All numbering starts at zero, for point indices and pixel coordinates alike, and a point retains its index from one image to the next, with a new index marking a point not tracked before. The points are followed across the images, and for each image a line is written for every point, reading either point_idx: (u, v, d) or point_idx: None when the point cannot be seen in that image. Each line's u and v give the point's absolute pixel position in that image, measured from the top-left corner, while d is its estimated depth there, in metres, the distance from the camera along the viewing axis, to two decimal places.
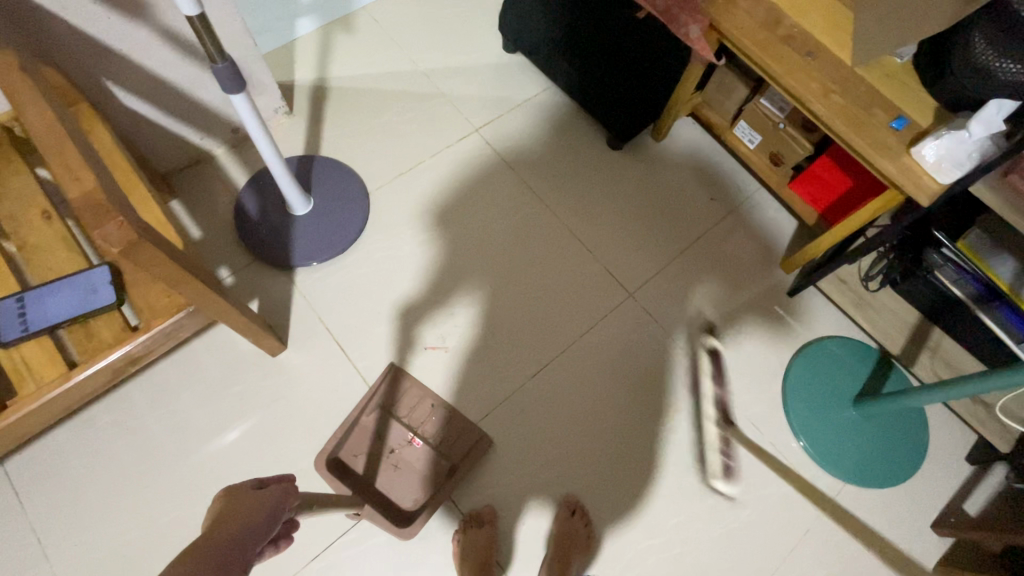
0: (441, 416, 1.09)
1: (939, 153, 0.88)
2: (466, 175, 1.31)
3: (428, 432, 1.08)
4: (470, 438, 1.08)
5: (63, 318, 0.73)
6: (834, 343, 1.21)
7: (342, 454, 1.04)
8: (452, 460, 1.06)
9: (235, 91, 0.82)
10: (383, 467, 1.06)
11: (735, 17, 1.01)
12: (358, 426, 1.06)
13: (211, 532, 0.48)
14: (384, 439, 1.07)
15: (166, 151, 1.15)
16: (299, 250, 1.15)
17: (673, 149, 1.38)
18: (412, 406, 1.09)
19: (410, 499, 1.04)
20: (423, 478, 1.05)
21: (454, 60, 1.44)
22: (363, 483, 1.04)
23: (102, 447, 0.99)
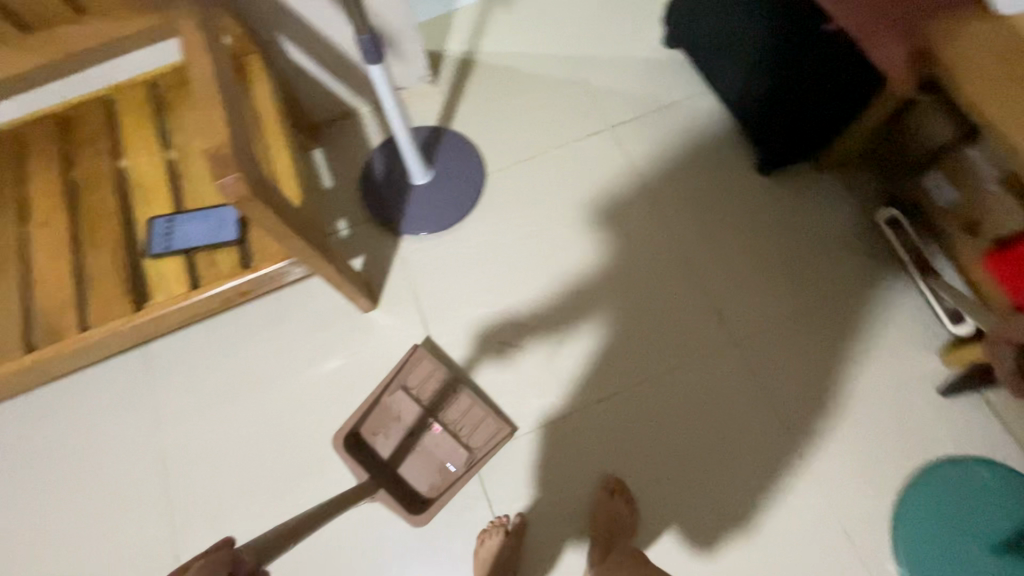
0: (464, 403, 1.07)
1: None
2: (587, 174, 1.25)
3: (450, 418, 1.07)
4: (492, 429, 1.06)
5: (196, 244, 0.84)
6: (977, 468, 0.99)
7: (363, 430, 1.06)
8: (472, 448, 1.05)
9: (374, 62, 0.85)
10: (401, 450, 1.06)
11: (959, 45, 0.79)
12: (381, 404, 1.06)
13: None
14: (404, 422, 1.06)
15: (319, 102, 1.25)
16: (410, 217, 1.20)
17: (838, 188, 1.18)
18: (433, 390, 1.08)
19: (426, 484, 1.05)
20: (440, 466, 1.05)
21: (606, 48, 1.35)
22: (381, 464, 1.05)
23: (212, 352, 1.13)
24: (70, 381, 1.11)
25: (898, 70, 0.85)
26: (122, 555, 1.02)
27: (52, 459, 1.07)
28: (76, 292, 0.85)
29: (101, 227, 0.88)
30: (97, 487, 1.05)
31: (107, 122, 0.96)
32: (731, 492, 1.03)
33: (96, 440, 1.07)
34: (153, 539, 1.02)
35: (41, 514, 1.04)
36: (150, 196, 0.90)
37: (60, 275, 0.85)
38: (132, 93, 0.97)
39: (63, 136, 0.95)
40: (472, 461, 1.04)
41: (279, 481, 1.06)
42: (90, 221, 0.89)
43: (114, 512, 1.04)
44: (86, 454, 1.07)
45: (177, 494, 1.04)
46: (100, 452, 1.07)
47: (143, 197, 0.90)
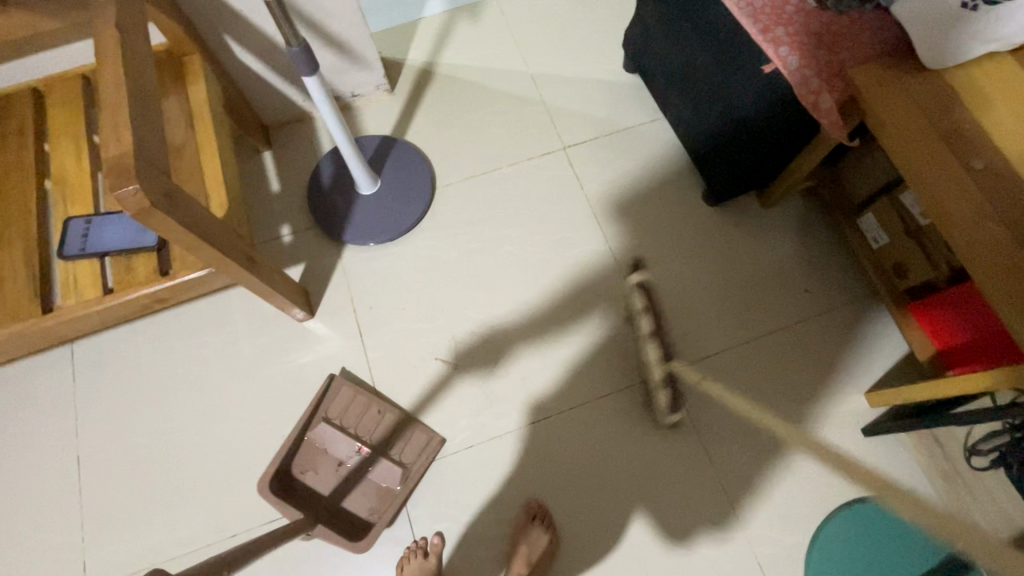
0: (390, 422, 1.05)
1: None
2: (538, 193, 1.24)
3: (378, 439, 1.05)
4: (422, 441, 1.05)
5: (112, 248, 0.82)
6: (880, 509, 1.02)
7: (291, 469, 1.03)
8: (405, 464, 1.04)
9: (308, 74, 0.84)
10: (334, 481, 1.04)
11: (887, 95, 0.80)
12: (307, 440, 1.04)
13: None
14: (332, 453, 1.04)
15: (271, 105, 1.23)
16: (354, 227, 1.19)
17: (781, 224, 1.21)
18: (357, 415, 1.05)
19: (366, 510, 1.03)
20: (376, 489, 1.04)
21: (567, 69, 1.36)
22: (316, 500, 1.03)
23: (140, 354, 1.10)
24: None
25: (828, 115, 0.85)
26: (28, 561, 0.98)
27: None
28: None
29: (16, 224, 0.85)
30: (8, 491, 1.02)
31: (33, 114, 0.93)
32: (656, 523, 1.02)
33: (13, 442, 1.04)
34: (60, 547, 0.99)
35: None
36: (71, 194, 0.87)
37: None
38: (63, 86, 0.94)
39: None
40: (407, 478, 1.03)
41: (198, 491, 1.03)
42: (4, 217, 0.86)
43: (24, 517, 1.00)
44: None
45: (91, 501, 1.01)
46: (15, 454, 1.03)
47: (64, 195, 0.87)
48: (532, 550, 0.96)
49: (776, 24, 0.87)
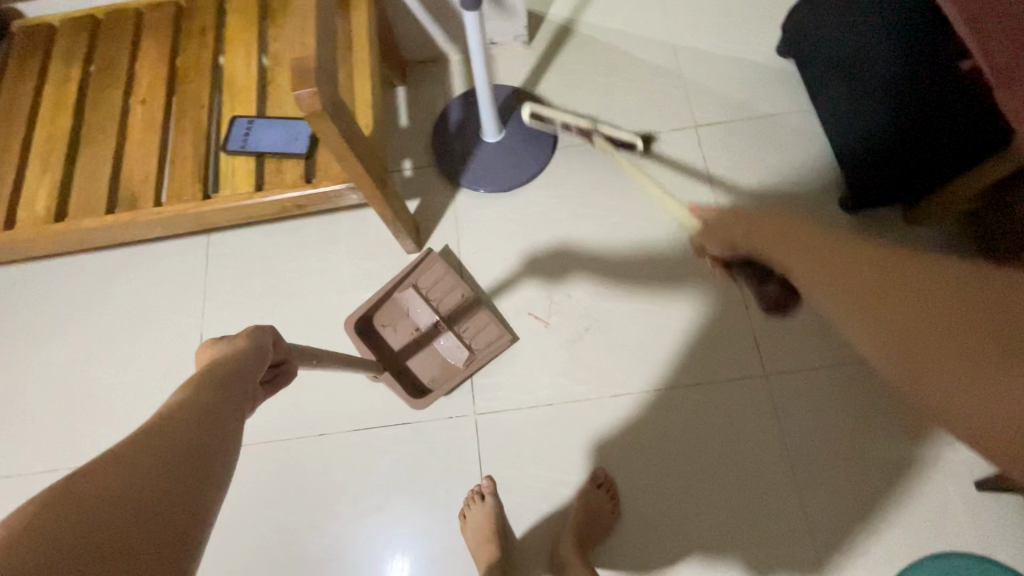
0: (469, 307, 1.11)
1: None
2: (659, 169, 1.20)
3: (453, 320, 1.10)
4: (494, 333, 1.09)
5: (269, 150, 0.89)
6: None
7: (374, 319, 1.11)
8: (473, 347, 1.09)
9: (471, 8, 0.85)
10: (408, 342, 1.11)
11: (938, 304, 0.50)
12: (392, 297, 1.11)
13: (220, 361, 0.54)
14: (412, 317, 1.10)
15: (414, 41, 1.26)
16: (471, 172, 1.21)
17: (925, 245, 1.10)
18: (442, 291, 1.11)
19: (429, 376, 1.10)
20: (442, 360, 1.10)
21: (714, 44, 1.28)
22: (387, 352, 1.11)
23: (265, 256, 1.20)
24: (137, 252, 1.20)
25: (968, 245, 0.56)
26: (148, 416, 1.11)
27: (105, 317, 1.16)
28: (157, 170, 0.91)
29: (190, 115, 0.94)
30: (137, 352, 1.14)
31: (215, 18, 1.01)
32: (725, 524, 0.99)
33: (148, 309, 1.17)
34: None
35: (84, 362, 1.14)
36: (239, 96, 0.95)
37: (147, 150, 0.92)
38: None
39: (175, 25, 1.02)
40: (471, 362, 1.08)
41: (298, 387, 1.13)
42: (182, 108, 0.95)
43: (146, 377, 1.13)
44: (139, 319, 1.16)
45: None
46: (147, 321, 1.16)
47: (232, 95, 0.95)
48: (596, 518, 0.97)
49: (988, 14, 0.76)
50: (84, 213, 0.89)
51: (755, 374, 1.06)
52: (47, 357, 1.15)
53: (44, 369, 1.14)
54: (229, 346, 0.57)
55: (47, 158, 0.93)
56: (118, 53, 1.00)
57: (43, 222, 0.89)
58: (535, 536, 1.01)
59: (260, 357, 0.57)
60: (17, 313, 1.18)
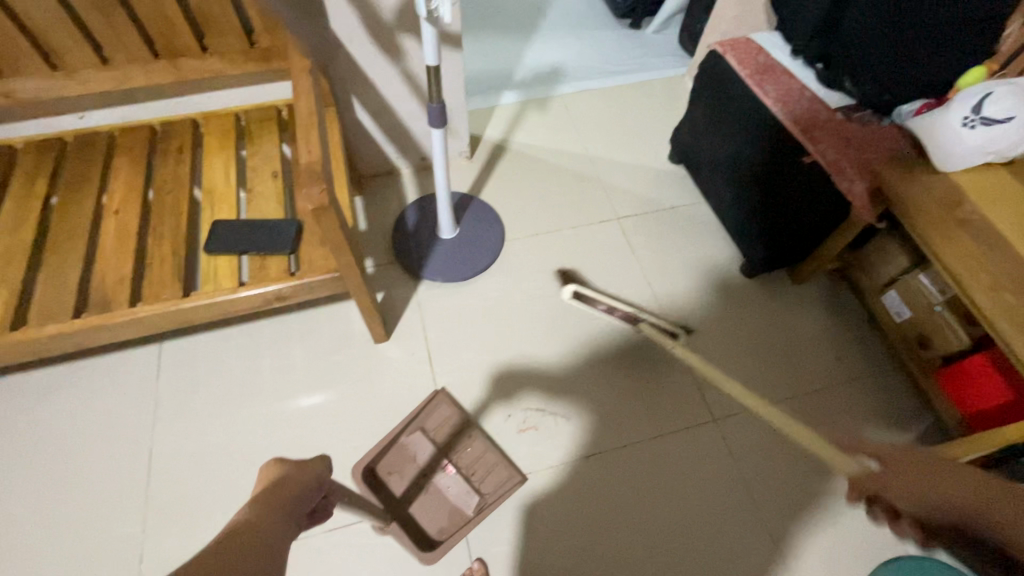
0: (478, 450, 1.13)
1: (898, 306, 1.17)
2: (593, 254, 1.40)
3: (465, 462, 1.12)
4: (502, 474, 1.11)
5: (252, 247, 0.95)
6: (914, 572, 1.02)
7: (379, 468, 1.11)
8: (481, 491, 1.10)
9: (437, 126, 1.04)
10: (415, 490, 1.10)
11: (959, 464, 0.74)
12: (399, 443, 1.12)
13: (271, 487, 0.53)
14: (419, 461, 1.11)
15: (370, 158, 1.42)
16: (431, 265, 1.32)
17: (810, 297, 1.36)
18: (450, 434, 1.14)
19: (437, 526, 1.07)
20: (450, 509, 1.08)
21: (621, 155, 1.59)
22: (393, 501, 1.08)
23: (225, 360, 1.19)
24: (84, 368, 1.16)
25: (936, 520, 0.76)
26: (94, 548, 1.00)
27: (46, 442, 1.09)
28: (132, 272, 0.92)
29: (168, 221, 0.98)
30: (83, 476, 1.06)
31: (192, 138, 1.10)
32: (706, 566, 1.06)
33: (96, 427, 1.10)
34: (128, 534, 1.02)
35: (16, 494, 1.04)
36: (220, 203, 1.02)
37: (121, 254, 0.94)
38: (220, 119, 1.12)
39: (149, 143, 1.09)
40: (482, 505, 1.08)
41: None
42: (158, 215, 0.99)
43: (92, 504, 1.04)
44: (86, 442, 1.09)
45: (156, 493, 1.05)
46: (92, 441, 1.09)
47: (212, 204, 1.02)
48: None
49: (811, 129, 1.11)
50: (49, 318, 0.87)
51: (704, 418, 1.19)
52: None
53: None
54: (293, 469, 0.57)
55: (4, 267, 0.91)
56: (89, 167, 1.04)
57: None
58: None
59: (313, 490, 0.57)
60: None
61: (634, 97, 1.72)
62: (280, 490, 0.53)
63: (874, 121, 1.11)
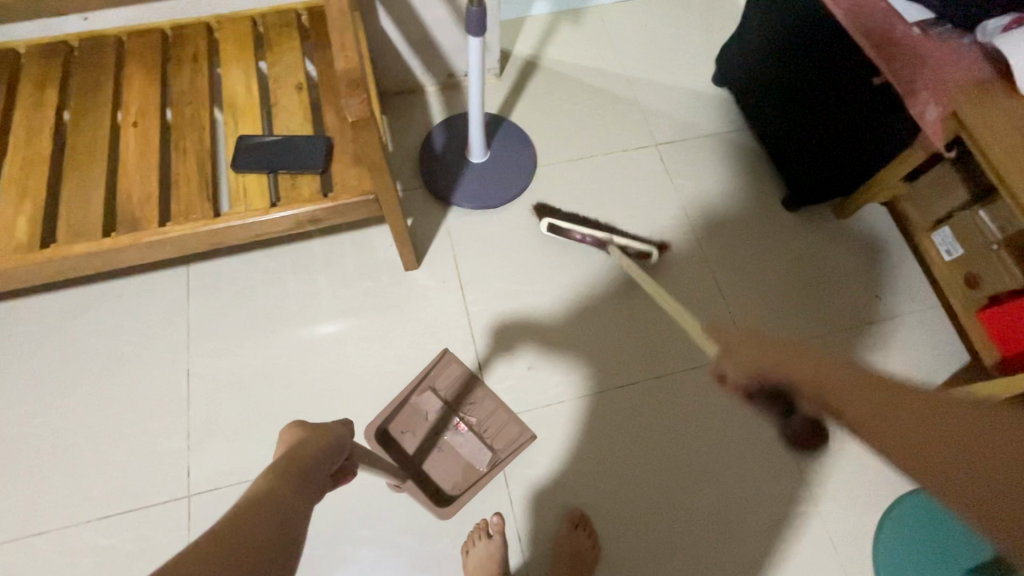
0: (491, 408, 1.10)
1: (946, 241, 1.13)
2: (628, 183, 1.33)
3: (476, 420, 1.10)
4: (514, 432, 1.08)
5: (282, 166, 0.90)
6: (910, 519, 1.06)
7: (391, 428, 1.08)
8: (495, 448, 1.08)
9: (476, 34, 0.94)
10: (429, 448, 1.08)
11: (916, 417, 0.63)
12: (409, 403, 1.09)
13: (299, 446, 0.62)
14: (432, 420, 1.09)
15: (393, 73, 1.32)
16: (461, 191, 1.27)
17: (853, 233, 1.31)
18: (461, 391, 1.11)
19: (451, 482, 1.07)
20: (463, 464, 1.07)
21: (660, 75, 1.47)
22: (407, 459, 1.07)
23: (254, 285, 1.17)
24: (113, 290, 1.15)
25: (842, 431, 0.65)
26: (140, 460, 1.04)
27: (84, 361, 1.10)
28: (158, 190, 0.88)
29: (191, 137, 0.93)
30: (122, 393, 1.08)
31: (207, 44, 1.01)
32: (729, 491, 1.09)
33: (130, 348, 1.11)
34: (171, 448, 1.05)
35: (60, 409, 1.07)
36: (243, 118, 0.96)
37: (145, 171, 0.89)
38: (235, 24, 1.03)
39: (162, 50, 1.00)
40: (495, 462, 1.07)
41: (302, 412, 1.09)
42: (179, 130, 0.93)
43: (133, 419, 1.07)
44: (122, 361, 1.10)
45: (194, 412, 1.08)
46: (128, 361, 1.10)
47: (236, 118, 0.96)
48: (582, 555, 1.00)
49: (887, 44, 0.98)
50: (78, 236, 0.85)
51: (734, 352, 1.19)
52: (13, 409, 1.06)
53: (9, 422, 1.06)
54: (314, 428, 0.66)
55: (24, 182, 0.87)
56: (100, 75, 0.97)
57: (27, 248, 0.83)
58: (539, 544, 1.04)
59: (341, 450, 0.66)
60: None
61: (678, 9, 1.57)
62: (306, 448, 0.61)
63: (954, 37, 0.97)
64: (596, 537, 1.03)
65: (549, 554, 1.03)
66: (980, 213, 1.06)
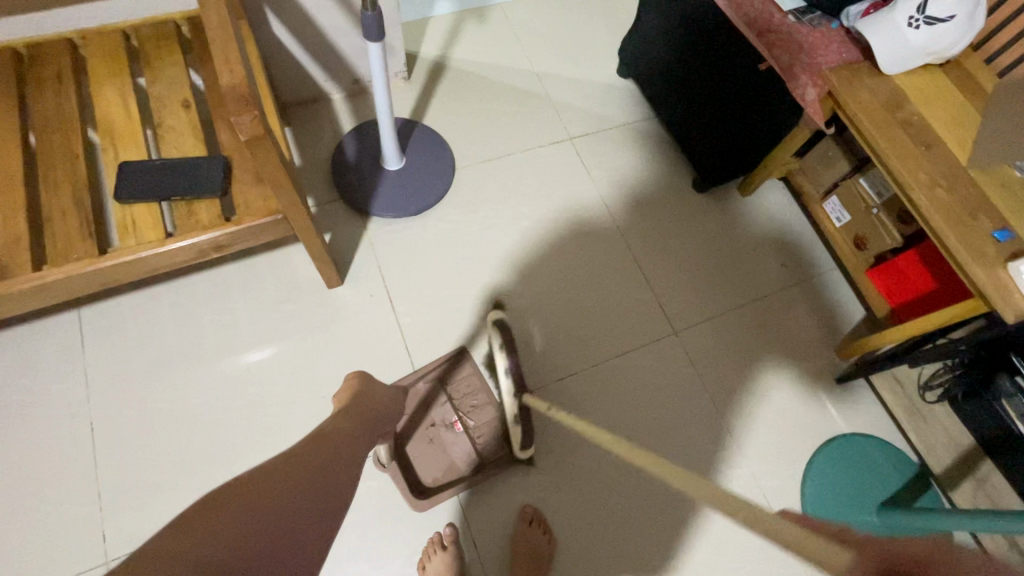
0: (489, 414, 1.10)
1: (834, 209, 1.24)
2: (548, 178, 1.35)
3: (473, 423, 1.10)
4: (508, 443, 1.09)
5: (174, 192, 0.83)
6: (831, 471, 1.15)
7: None
8: (482, 455, 1.08)
9: (375, 39, 0.91)
10: (420, 439, 1.09)
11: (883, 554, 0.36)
12: (414, 389, 1.10)
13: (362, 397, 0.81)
14: (430, 413, 1.10)
15: (294, 83, 1.26)
16: (379, 200, 1.23)
17: (757, 208, 1.40)
18: (467, 393, 1.11)
19: (430, 476, 1.07)
20: (449, 462, 1.08)
21: (568, 70, 1.50)
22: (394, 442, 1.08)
23: (160, 321, 1.08)
24: None
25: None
26: (44, 530, 0.93)
27: None
28: (28, 231, 0.79)
29: (62, 168, 0.83)
30: (15, 459, 0.96)
31: (72, 63, 0.91)
32: (672, 462, 1.14)
33: (19, 407, 0.99)
34: (82, 512, 0.95)
35: None
36: (124, 143, 0.87)
37: (9, 210, 0.79)
38: (103, 39, 0.93)
39: (17, 71, 0.89)
40: (479, 469, 1.07)
41: (231, 451, 1.02)
42: (47, 161, 0.83)
43: (31, 487, 0.95)
44: (10, 423, 0.98)
45: (103, 469, 0.98)
46: (18, 422, 0.98)
47: (115, 143, 0.87)
48: (538, 553, 1.01)
49: (768, 31, 1.05)
50: None
51: (662, 330, 1.24)
52: None
53: None
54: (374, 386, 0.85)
55: None
56: None
57: None
58: (495, 549, 1.03)
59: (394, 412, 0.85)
60: None
61: (578, 5, 1.60)
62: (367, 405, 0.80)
63: (824, 23, 1.06)
64: (552, 532, 1.05)
65: (506, 555, 1.03)
66: (861, 181, 1.17)
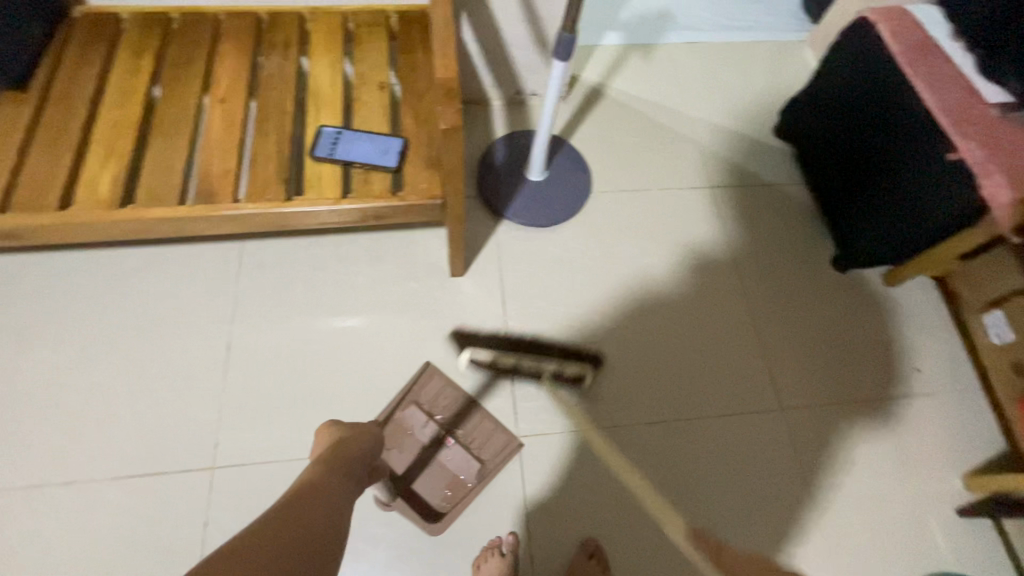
0: (477, 419, 1.11)
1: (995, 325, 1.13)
2: (680, 221, 1.34)
3: (462, 432, 1.11)
4: (501, 440, 1.10)
5: (358, 160, 0.93)
6: None
7: None
8: (483, 459, 1.09)
9: (562, 58, 0.96)
10: (415, 463, 1.08)
11: None
12: (394, 419, 1.10)
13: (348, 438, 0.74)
14: (417, 435, 1.10)
15: (464, 84, 1.35)
16: (514, 206, 1.29)
17: (903, 302, 1.29)
18: (445, 403, 1.12)
19: (438, 496, 1.07)
20: (451, 477, 1.08)
21: (722, 119, 1.48)
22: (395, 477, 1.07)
23: (302, 269, 1.20)
24: (168, 256, 1.18)
25: None
26: (170, 422, 1.06)
27: (133, 319, 1.13)
28: (236, 168, 0.91)
29: (273, 120, 0.96)
30: (164, 355, 1.10)
31: (299, 34, 1.04)
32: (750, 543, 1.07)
33: (178, 312, 1.14)
34: (204, 417, 1.06)
35: (103, 362, 1.09)
36: (324, 109, 0.99)
37: (226, 147, 0.92)
38: (328, 17, 1.06)
39: (256, 33, 1.04)
40: (484, 472, 1.08)
41: (333, 401, 1.10)
42: (263, 111, 0.96)
43: (171, 383, 1.08)
44: (168, 324, 1.13)
45: (229, 386, 1.09)
46: (174, 325, 1.13)
47: (317, 108, 0.99)
48: None
49: (966, 122, 1.00)
50: (156, 202, 0.87)
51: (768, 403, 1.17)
52: (61, 358, 1.09)
53: (58, 371, 1.08)
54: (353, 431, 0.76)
55: (114, 142, 0.91)
56: (194, 51, 1.00)
57: (106, 206, 0.86)
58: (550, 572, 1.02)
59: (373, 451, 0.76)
60: (32, 308, 1.11)
61: (746, 58, 1.59)
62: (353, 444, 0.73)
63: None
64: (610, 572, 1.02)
65: None
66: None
